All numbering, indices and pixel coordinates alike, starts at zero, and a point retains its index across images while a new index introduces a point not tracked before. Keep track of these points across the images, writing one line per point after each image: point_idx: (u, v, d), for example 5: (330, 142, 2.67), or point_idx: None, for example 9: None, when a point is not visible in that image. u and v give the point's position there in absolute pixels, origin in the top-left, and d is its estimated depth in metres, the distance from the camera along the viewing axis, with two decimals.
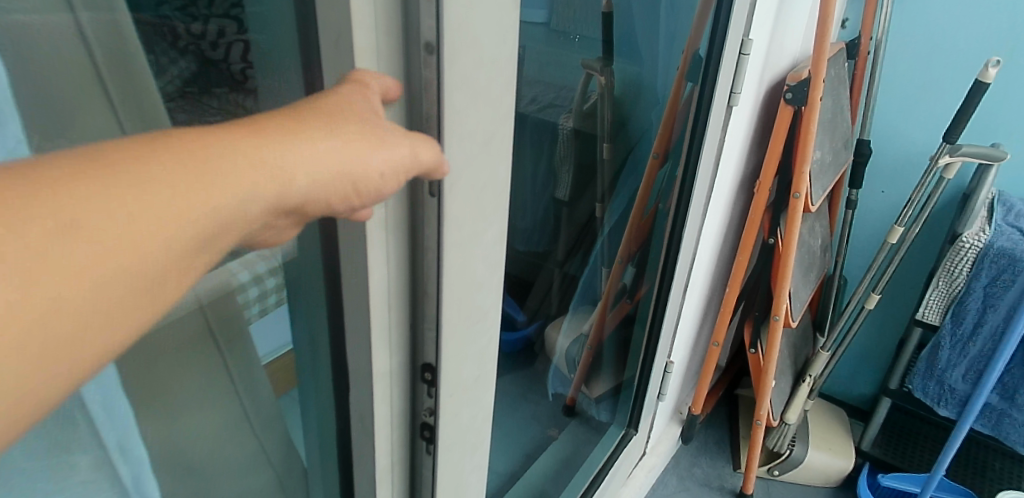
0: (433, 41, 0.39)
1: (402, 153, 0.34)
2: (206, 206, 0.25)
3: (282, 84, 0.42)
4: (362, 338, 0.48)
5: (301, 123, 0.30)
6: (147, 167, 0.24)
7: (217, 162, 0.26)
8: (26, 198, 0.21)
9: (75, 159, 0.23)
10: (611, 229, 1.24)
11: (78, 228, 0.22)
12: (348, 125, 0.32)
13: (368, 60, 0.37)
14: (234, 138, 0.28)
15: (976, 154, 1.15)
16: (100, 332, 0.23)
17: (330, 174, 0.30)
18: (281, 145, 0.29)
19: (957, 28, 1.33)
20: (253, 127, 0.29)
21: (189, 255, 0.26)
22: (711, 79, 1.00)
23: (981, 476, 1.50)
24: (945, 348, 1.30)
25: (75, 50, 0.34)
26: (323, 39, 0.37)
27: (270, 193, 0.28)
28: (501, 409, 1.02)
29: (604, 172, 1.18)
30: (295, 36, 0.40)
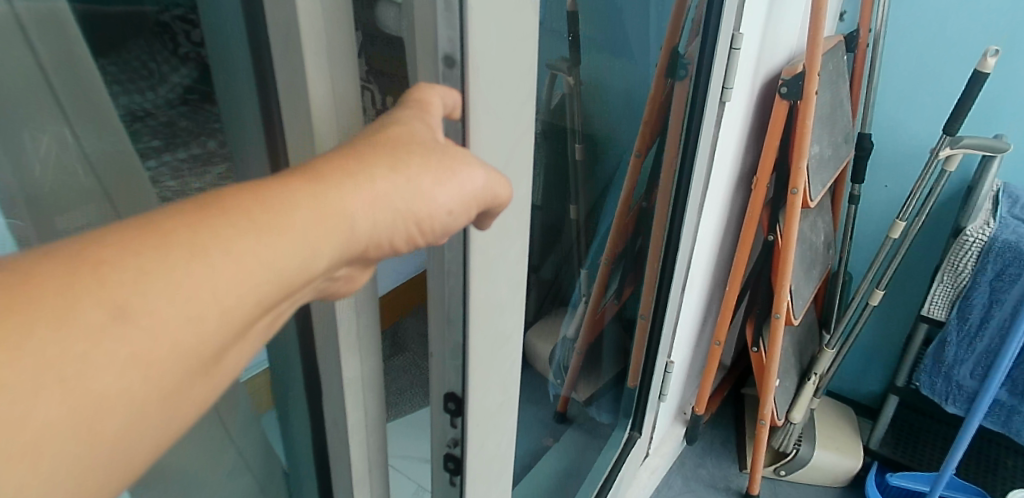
0: (453, 55, 0.38)
1: (471, 187, 0.34)
2: (266, 270, 0.25)
3: (236, 93, 0.41)
4: (331, 348, 0.47)
5: (365, 160, 0.29)
6: (203, 229, 0.23)
7: (286, 219, 0.25)
8: (68, 287, 0.20)
9: (124, 232, 0.22)
10: None
11: (125, 315, 0.21)
12: (413, 159, 0.31)
13: (317, 62, 0.36)
14: (292, 185, 0.27)
15: (977, 146, 1.13)
16: (156, 418, 0.22)
17: (392, 213, 0.30)
18: (341, 189, 0.28)
19: (957, 17, 1.31)
20: (310, 171, 0.28)
21: (248, 323, 0.25)
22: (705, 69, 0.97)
23: (991, 473, 1.47)
24: (951, 344, 1.28)
25: (21, 56, 0.34)
26: (271, 42, 0.36)
27: (335, 241, 0.27)
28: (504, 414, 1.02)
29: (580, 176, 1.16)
30: (243, 49, 0.39)
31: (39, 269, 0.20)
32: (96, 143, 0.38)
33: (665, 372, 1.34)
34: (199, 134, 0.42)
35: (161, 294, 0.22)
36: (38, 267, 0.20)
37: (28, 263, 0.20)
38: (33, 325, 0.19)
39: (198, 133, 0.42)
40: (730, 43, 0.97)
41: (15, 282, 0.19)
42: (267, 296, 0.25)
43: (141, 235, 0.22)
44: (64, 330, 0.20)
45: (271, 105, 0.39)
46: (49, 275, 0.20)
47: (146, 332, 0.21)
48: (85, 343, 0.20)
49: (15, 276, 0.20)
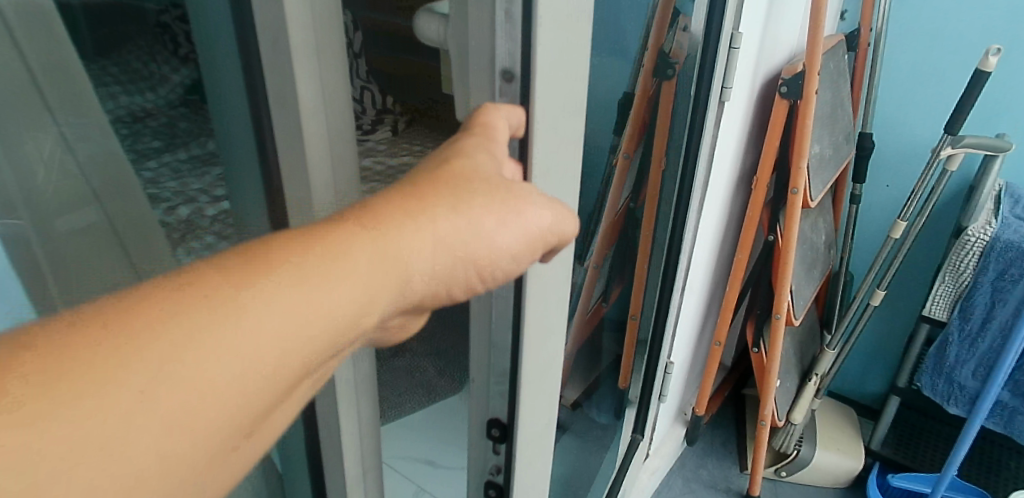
0: (512, 70, 0.37)
1: (532, 225, 0.34)
2: (321, 320, 0.26)
3: (220, 93, 0.39)
4: None
5: (425, 201, 0.30)
6: (261, 281, 0.24)
7: (340, 266, 0.26)
8: (116, 347, 0.21)
9: (175, 288, 0.23)
10: None
11: (178, 373, 0.21)
12: (475, 200, 0.32)
13: (308, 60, 0.34)
14: (346, 231, 0.27)
15: (978, 146, 1.12)
16: (210, 470, 0.23)
17: (453, 255, 0.30)
18: (400, 233, 0.28)
19: (958, 16, 1.30)
20: (369, 213, 0.29)
21: (303, 373, 0.26)
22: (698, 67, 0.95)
23: (993, 474, 1.47)
24: (953, 344, 1.27)
25: (15, 65, 0.37)
26: (260, 42, 0.35)
27: (392, 287, 0.28)
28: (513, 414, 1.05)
29: None
30: (229, 45, 0.37)
31: (87, 327, 0.21)
32: (86, 145, 0.41)
33: (666, 373, 1.34)
34: (198, 135, 0.43)
35: (204, 354, 0.22)
36: (83, 328, 0.21)
37: (76, 323, 0.21)
38: (75, 384, 0.20)
39: (198, 135, 0.43)
40: (729, 43, 0.97)
41: (58, 340, 0.20)
42: (322, 345, 0.26)
43: (181, 291, 0.23)
44: (90, 401, 0.20)
45: (260, 107, 0.38)
46: (94, 334, 0.21)
47: (197, 388, 0.22)
48: (119, 412, 0.20)
49: (61, 333, 0.20)
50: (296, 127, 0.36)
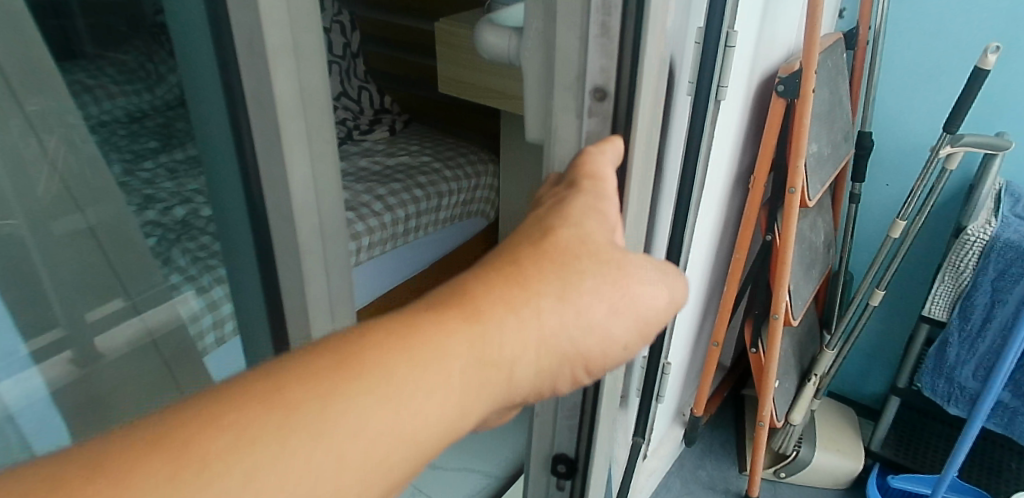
0: (600, 87, 0.49)
1: (629, 298, 0.38)
2: (435, 404, 0.30)
3: (202, 95, 0.42)
4: None
5: (523, 285, 0.35)
6: (382, 362, 0.29)
7: (445, 348, 0.31)
8: (246, 430, 0.25)
9: (296, 378, 0.27)
10: None
11: (309, 454, 0.26)
12: (572, 281, 0.36)
13: (283, 58, 0.37)
14: (449, 317, 0.32)
15: (978, 144, 1.11)
16: None
17: (557, 334, 0.35)
18: (498, 319, 0.33)
19: (957, 13, 1.29)
20: (470, 301, 0.33)
21: (422, 455, 0.30)
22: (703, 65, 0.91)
23: (994, 476, 1.45)
24: (953, 345, 1.25)
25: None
26: (237, 40, 0.37)
27: (496, 367, 0.33)
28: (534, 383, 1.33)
29: None
30: (209, 48, 0.39)
31: (217, 411, 0.25)
32: (67, 153, 0.40)
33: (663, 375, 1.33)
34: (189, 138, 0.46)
35: (323, 435, 0.26)
36: (211, 411, 0.25)
37: (216, 406, 0.26)
38: (186, 465, 0.24)
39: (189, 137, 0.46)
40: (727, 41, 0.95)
41: (175, 427, 0.24)
42: (441, 425, 0.31)
43: (266, 393, 0.26)
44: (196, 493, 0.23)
45: (237, 104, 0.40)
46: (218, 416, 0.25)
47: (329, 466, 0.26)
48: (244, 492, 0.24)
49: (194, 415, 0.25)
50: (269, 103, 0.38)
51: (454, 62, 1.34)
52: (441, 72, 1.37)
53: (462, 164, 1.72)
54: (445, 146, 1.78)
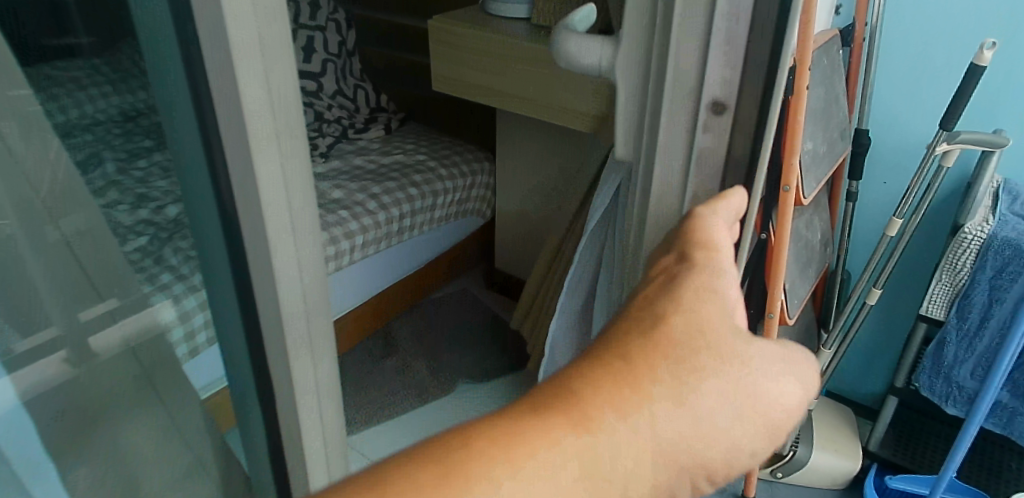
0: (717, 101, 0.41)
1: (749, 387, 0.35)
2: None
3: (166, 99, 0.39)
4: (280, 354, 0.46)
5: (632, 379, 0.34)
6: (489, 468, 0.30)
7: (553, 449, 0.31)
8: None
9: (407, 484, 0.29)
10: (593, 230, 1.23)
11: None
12: (684, 371, 0.34)
13: (252, 58, 0.36)
14: (552, 423, 0.32)
15: (975, 142, 1.10)
16: None
17: (675, 432, 0.33)
18: (606, 416, 0.32)
19: (954, 10, 1.27)
20: (578, 400, 0.33)
21: None
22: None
23: (993, 475, 1.45)
24: (950, 344, 1.24)
25: None
26: (203, 41, 0.35)
27: (614, 471, 0.32)
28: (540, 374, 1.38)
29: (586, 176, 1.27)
30: (172, 50, 0.36)
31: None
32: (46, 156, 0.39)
33: None
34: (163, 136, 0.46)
35: None
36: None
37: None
38: None
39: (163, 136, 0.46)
40: None
41: None
42: None
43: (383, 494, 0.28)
44: None
45: (205, 109, 0.37)
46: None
47: None
48: None
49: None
50: (233, 97, 0.37)
51: (448, 60, 1.33)
52: (434, 71, 1.36)
53: (457, 162, 1.72)
54: (442, 144, 1.77)
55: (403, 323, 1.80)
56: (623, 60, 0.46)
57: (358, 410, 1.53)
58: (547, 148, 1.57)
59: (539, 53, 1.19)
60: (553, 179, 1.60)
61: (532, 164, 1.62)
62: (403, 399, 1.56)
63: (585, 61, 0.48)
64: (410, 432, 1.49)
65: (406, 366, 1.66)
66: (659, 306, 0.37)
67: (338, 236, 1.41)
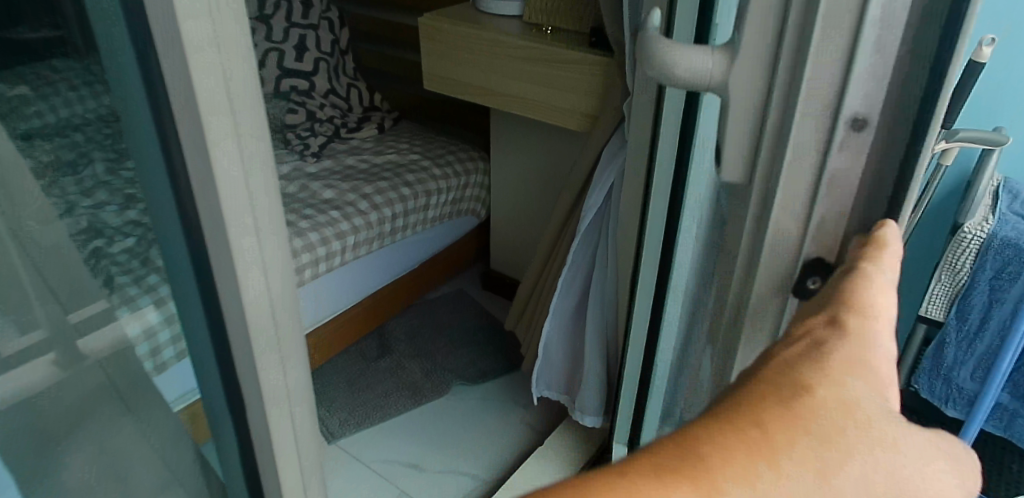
0: (860, 116, 0.30)
1: (897, 486, 0.27)
2: None
3: (121, 94, 0.37)
4: (247, 363, 0.44)
5: (760, 436, 0.26)
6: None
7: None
8: None
9: None
10: (586, 229, 1.22)
11: None
12: (822, 444, 0.27)
13: (205, 51, 0.34)
14: (659, 486, 0.25)
15: (974, 140, 1.07)
16: None
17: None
18: (723, 477, 0.25)
19: None
20: (687, 449, 0.26)
21: None
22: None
23: (994, 478, 1.43)
24: (950, 346, 1.22)
25: None
26: (155, 35, 0.33)
27: None
28: (537, 378, 1.35)
29: (578, 173, 1.24)
30: (126, 46, 0.35)
31: None
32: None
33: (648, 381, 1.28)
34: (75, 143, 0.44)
35: None
36: None
37: None
38: None
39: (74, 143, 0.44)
40: None
41: None
42: None
43: None
44: None
45: (160, 104, 0.35)
46: None
47: None
48: None
49: None
50: (188, 97, 0.35)
51: (441, 57, 1.31)
52: (426, 69, 1.34)
53: (451, 162, 1.70)
54: (436, 143, 1.75)
55: (397, 324, 1.78)
56: (738, 78, 0.31)
57: (349, 413, 1.50)
58: (542, 148, 1.55)
59: (533, 51, 1.17)
60: (549, 179, 1.58)
61: (528, 164, 1.60)
62: (396, 401, 1.54)
63: (694, 68, 0.33)
64: (403, 436, 1.47)
65: (400, 367, 1.64)
66: (794, 362, 0.30)
67: (329, 236, 1.39)
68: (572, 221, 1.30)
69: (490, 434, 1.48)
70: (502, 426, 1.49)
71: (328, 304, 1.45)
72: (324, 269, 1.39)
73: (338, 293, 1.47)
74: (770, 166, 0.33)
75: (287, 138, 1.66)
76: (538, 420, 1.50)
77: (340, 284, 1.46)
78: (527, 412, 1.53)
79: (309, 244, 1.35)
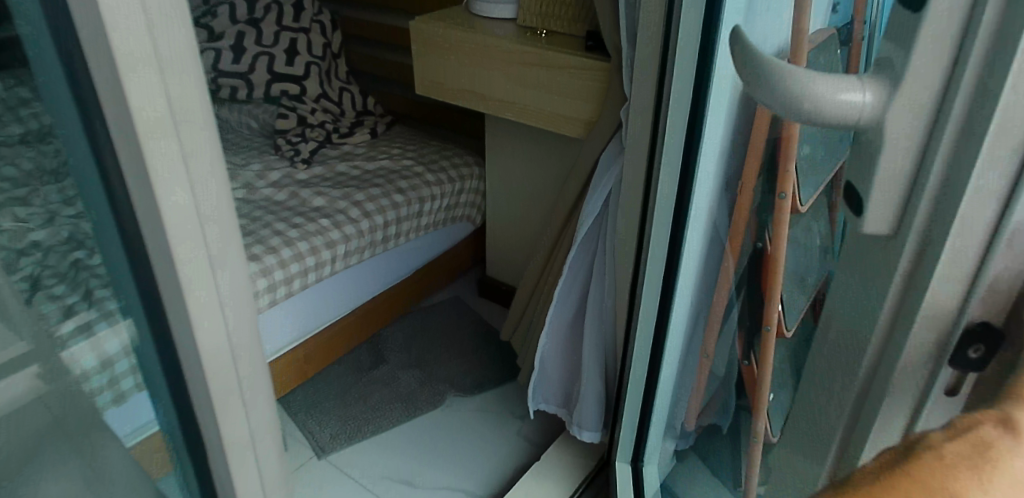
0: None
1: None
2: None
3: (62, 112, 0.37)
4: (200, 382, 0.44)
5: None
6: None
7: None
8: None
9: None
10: (583, 239, 1.18)
11: None
12: None
13: (141, 70, 0.32)
14: None
15: None
16: None
17: None
18: None
19: None
20: None
21: None
22: (680, 64, 0.85)
23: None
24: None
25: None
26: (88, 53, 0.32)
27: None
28: (533, 390, 1.31)
29: (574, 180, 1.21)
30: (62, 63, 0.34)
31: None
32: None
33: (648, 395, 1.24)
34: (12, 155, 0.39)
35: None
36: None
37: None
38: None
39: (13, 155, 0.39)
40: None
41: None
42: None
43: None
44: None
45: (98, 122, 0.35)
46: None
47: None
48: None
49: None
50: (127, 115, 0.33)
51: (432, 61, 1.27)
52: (417, 74, 1.31)
53: (445, 168, 1.66)
54: (430, 149, 1.72)
55: (392, 333, 1.74)
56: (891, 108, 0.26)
57: (340, 425, 1.47)
58: (538, 153, 1.51)
59: (526, 55, 1.14)
60: (545, 185, 1.54)
61: (523, 169, 1.56)
62: (390, 413, 1.51)
63: (846, 102, 0.27)
64: (394, 451, 1.43)
65: (394, 378, 1.60)
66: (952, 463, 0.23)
67: (318, 245, 1.35)
68: (569, 229, 1.26)
69: (483, 448, 1.44)
70: (497, 438, 1.46)
71: (318, 313, 1.41)
72: (314, 279, 1.35)
73: (329, 303, 1.43)
74: (930, 224, 0.27)
75: (277, 144, 1.62)
76: (534, 432, 1.47)
77: (330, 294, 1.43)
78: (524, 424, 1.49)
79: (297, 253, 1.32)
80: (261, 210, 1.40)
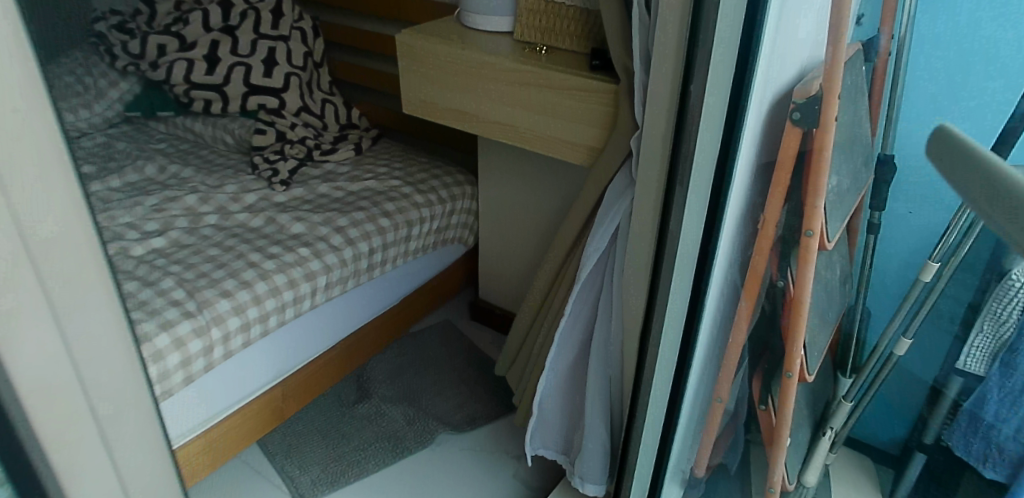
0: None
1: None
2: None
3: None
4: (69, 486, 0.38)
5: None
6: None
7: None
8: None
9: None
10: (587, 276, 1.07)
11: None
12: None
13: None
14: None
15: None
16: None
17: None
18: None
19: None
20: None
21: None
22: (708, 94, 0.74)
23: None
24: None
25: None
26: None
27: None
28: (533, 437, 1.20)
29: (577, 211, 1.10)
30: None
31: None
32: None
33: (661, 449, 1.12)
34: None
35: None
36: None
37: None
38: None
39: None
40: (759, 66, 0.74)
41: None
42: None
43: None
44: None
45: None
46: None
47: None
48: None
49: None
50: None
51: (420, 79, 1.17)
52: (403, 92, 1.20)
53: (435, 187, 1.55)
54: (418, 166, 1.61)
55: (378, 363, 1.64)
56: None
57: (321, 467, 1.36)
58: (538, 175, 1.41)
59: (524, 75, 1.03)
60: (545, 209, 1.44)
61: (521, 192, 1.46)
62: (375, 455, 1.40)
63: None
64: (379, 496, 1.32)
65: (380, 414, 1.49)
66: None
67: (296, 278, 1.24)
68: (570, 263, 1.15)
69: (476, 492, 1.33)
70: (492, 481, 1.35)
71: (297, 351, 1.30)
72: (291, 315, 1.24)
73: (308, 338, 1.32)
74: None
75: (253, 162, 1.50)
76: (532, 475, 1.37)
77: (310, 329, 1.31)
78: (520, 465, 1.39)
79: (273, 288, 1.20)
80: (234, 239, 1.28)
